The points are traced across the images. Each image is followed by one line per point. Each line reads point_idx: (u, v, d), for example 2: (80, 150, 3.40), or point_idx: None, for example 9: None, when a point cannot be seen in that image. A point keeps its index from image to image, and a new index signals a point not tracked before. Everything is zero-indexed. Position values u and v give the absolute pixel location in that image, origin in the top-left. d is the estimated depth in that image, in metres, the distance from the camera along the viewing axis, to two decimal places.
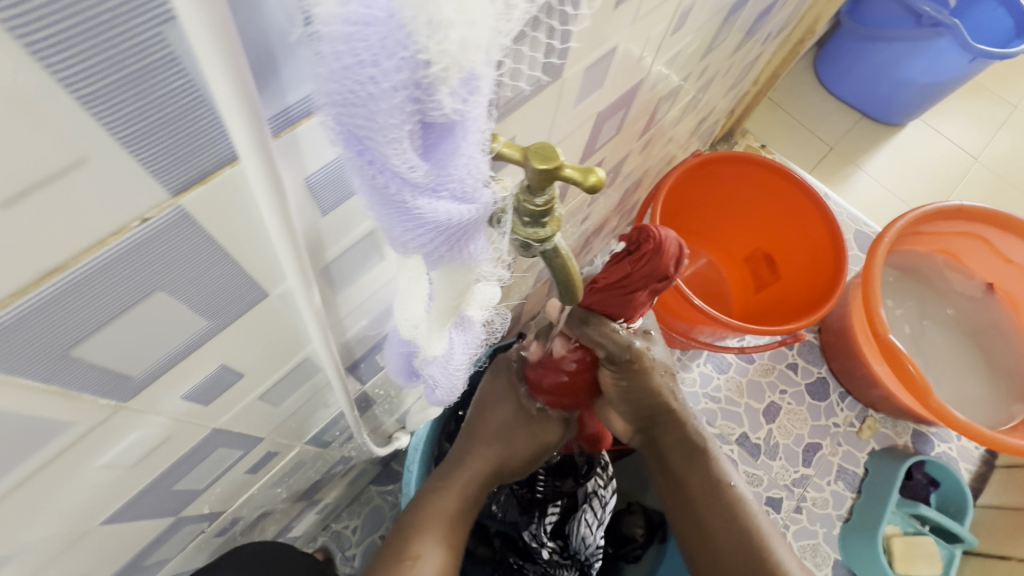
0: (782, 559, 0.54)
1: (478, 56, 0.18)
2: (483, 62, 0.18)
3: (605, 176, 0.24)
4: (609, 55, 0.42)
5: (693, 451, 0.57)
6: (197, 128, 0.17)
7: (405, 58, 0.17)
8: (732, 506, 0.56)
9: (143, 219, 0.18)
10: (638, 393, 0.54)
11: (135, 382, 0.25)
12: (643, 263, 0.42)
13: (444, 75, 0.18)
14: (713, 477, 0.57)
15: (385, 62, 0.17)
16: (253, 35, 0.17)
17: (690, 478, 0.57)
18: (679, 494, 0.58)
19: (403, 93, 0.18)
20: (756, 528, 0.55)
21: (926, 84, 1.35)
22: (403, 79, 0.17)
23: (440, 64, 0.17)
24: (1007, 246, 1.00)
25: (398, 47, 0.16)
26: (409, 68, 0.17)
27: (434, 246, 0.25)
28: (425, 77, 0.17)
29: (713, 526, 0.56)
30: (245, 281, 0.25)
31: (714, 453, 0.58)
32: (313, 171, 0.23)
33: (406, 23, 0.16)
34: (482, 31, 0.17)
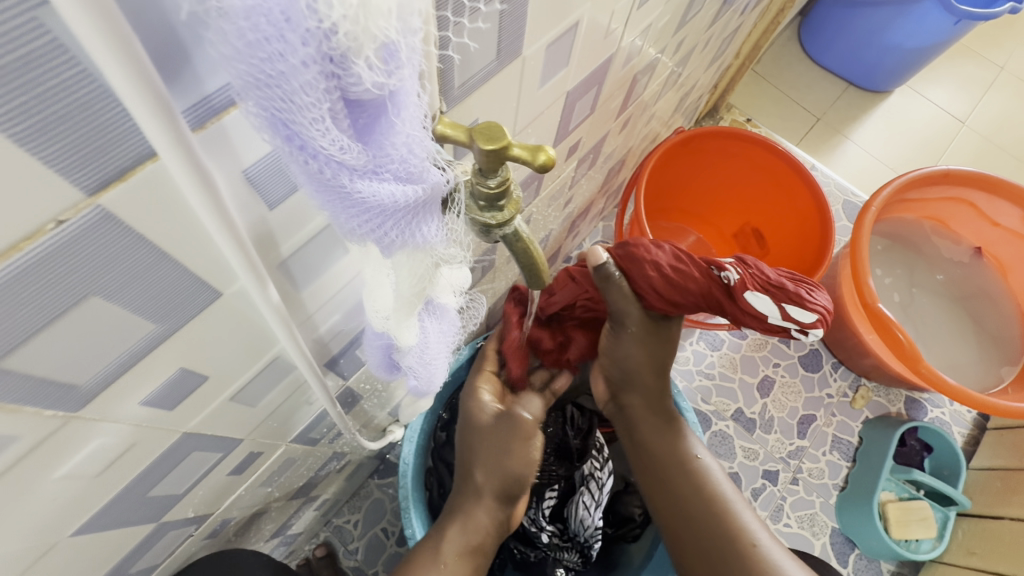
0: (745, 524, 0.53)
1: (390, 22, 0.17)
2: (400, 28, 0.17)
3: (555, 154, 0.23)
4: (572, 30, 0.40)
5: (654, 422, 0.59)
6: (105, 121, 0.16)
7: (310, 29, 0.16)
8: (699, 479, 0.56)
9: (59, 222, 0.17)
10: (620, 353, 0.56)
11: (82, 391, 0.24)
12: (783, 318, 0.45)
13: (356, 44, 0.17)
14: (679, 447, 0.58)
15: (290, 36, 0.16)
16: (147, 15, 0.15)
17: (655, 448, 0.59)
18: (652, 468, 0.59)
19: (315, 67, 0.17)
20: (720, 496, 0.55)
21: (912, 49, 1.33)
22: (311, 52, 0.16)
23: (346, 31, 0.16)
24: (993, 209, 1.00)
25: (302, 17, 0.15)
26: (316, 40, 0.16)
27: (386, 234, 0.24)
28: (335, 48, 0.16)
29: (683, 498, 0.56)
30: (191, 282, 0.24)
31: (678, 426, 0.59)
32: (251, 163, 0.22)
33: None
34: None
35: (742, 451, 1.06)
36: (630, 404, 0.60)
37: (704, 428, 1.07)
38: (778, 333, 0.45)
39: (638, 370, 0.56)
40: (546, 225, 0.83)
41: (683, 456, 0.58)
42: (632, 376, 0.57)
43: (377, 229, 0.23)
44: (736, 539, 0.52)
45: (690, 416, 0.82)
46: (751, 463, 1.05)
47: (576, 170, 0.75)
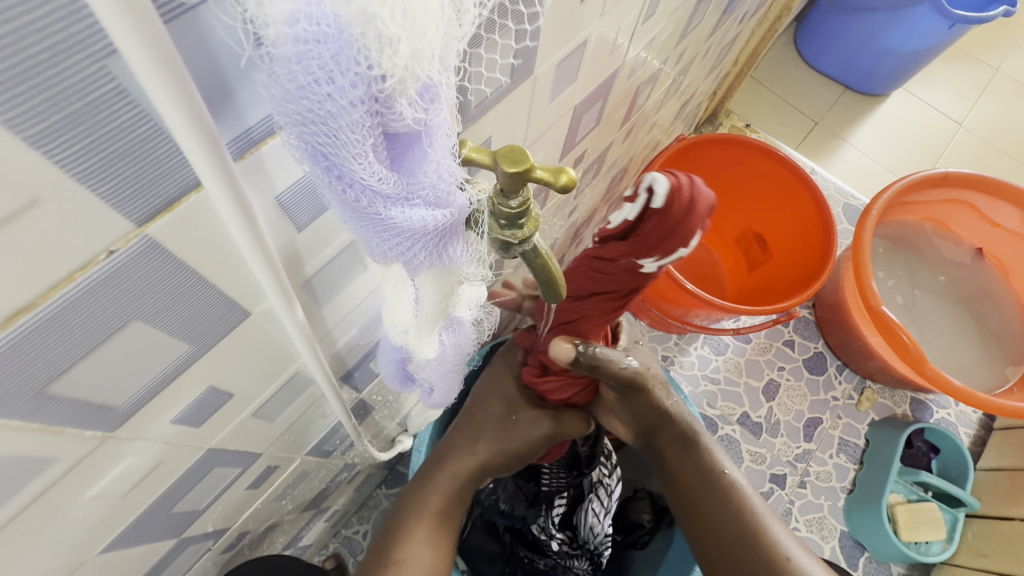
0: (770, 530, 0.54)
1: (433, 64, 0.17)
2: (438, 70, 0.18)
3: (576, 175, 0.24)
4: (581, 47, 0.41)
5: (712, 485, 0.57)
6: (156, 158, 0.17)
7: (359, 74, 0.16)
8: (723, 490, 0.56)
9: (109, 252, 0.18)
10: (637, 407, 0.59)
11: (119, 411, 0.25)
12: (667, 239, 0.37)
13: (401, 87, 0.17)
14: (705, 467, 0.58)
15: (340, 79, 0.16)
16: (199, 61, 0.16)
17: (709, 511, 0.56)
18: (703, 529, 0.56)
19: (362, 108, 0.17)
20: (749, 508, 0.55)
21: (908, 53, 1.34)
22: (360, 94, 0.17)
23: (395, 77, 0.17)
24: (993, 210, 1.01)
25: (352, 63, 0.16)
26: (365, 84, 0.17)
27: (414, 256, 0.25)
28: (383, 91, 0.17)
29: (706, 511, 0.56)
30: (223, 303, 0.25)
31: (739, 486, 0.57)
32: (283, 189, 0.23)
33: (357, 39, 0.16)
34: (434, 41, 0.17)
35: (749, 456, 1.06)
36: (680, 470, 0.59)
37: (710, 432, 1.07)
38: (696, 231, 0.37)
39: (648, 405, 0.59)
40: (551, 234, 0.83)
41: (741, 504, 0.56)
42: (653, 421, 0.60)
43: (405, 251, 0.24)
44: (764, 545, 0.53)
45: (698, 421, 0.82)
46: (758, 467, 1.05)
47: (580, 179, 0.76)
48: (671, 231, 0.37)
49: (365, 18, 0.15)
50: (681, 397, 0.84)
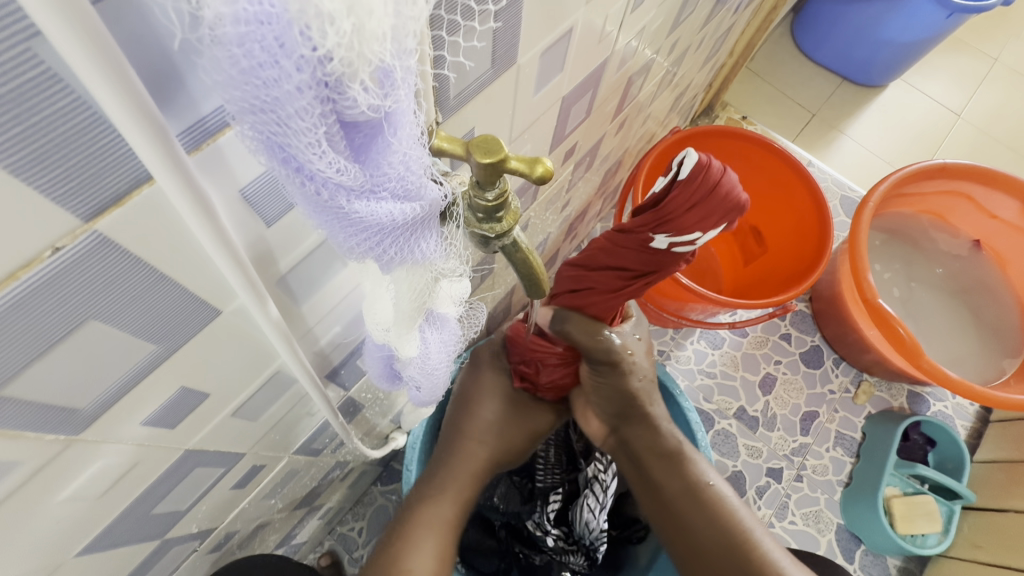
0: (761, 544, 0.55)
1: (384, 46, 0.16)
2: (394, 52, 0.17)
3: (552, 166, 0.23)
4: (567, 36, 0.40)
5: (701, 502, 0.57)
6: (99, 148, 0.16)
7: (303, 56, 0.15)
8: (710, 503, 0.57)
9: (55, 248, 0.17)
10: (610, 391, 0.59)
11: (83, 414, 0.24)
12: (689, 214, 0.38)
13: (351, 70, 0.16)
14: (689, 479, 0.58)
15: (284, 62, 0.15)
16: (137, 44, 0.15)
17: (698, 529, 0.57)
18: (693, 547, 0.57)
19: (310, 94, 0.16)
20: (738, 522, 0.56)
21: (905, 43, 1.33)
22: (306, 79, 0.16)
23: (341, 59, 0.16)
24: (990, 202, 1.00)
25: (295, 45, 0.15)
26: (310, 67, 0.16)
27: (385, 250, 0.24)
28: (330, 74, 0.16)
29: (696, 527, 0.57)
30: (189, 301, 0.24)
31: (728, 500, 0.58)
32: (247, 183, 0.22)
33: (296, 17, 0.15)
34: (383, 20, 0.16)
35: (746, 450, 1.06)
36: (669, 485, 0.59)
37: (706, 426, 1.07)
38: (719, 216, 0.37)
39: (634, 399, 0.59)
40: (544, 228, 0.82)
41: (730, 519, 0.56)
42: (631, 406, 0.60)
43: (375, 245, 0.23)
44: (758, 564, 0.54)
45: (693, 415, 0.82)
46: (755, 461, 1.05)
47: (573, 173, 0.75)
48: (690, 205, 0.38)
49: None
50: (676, 392, 0.84)
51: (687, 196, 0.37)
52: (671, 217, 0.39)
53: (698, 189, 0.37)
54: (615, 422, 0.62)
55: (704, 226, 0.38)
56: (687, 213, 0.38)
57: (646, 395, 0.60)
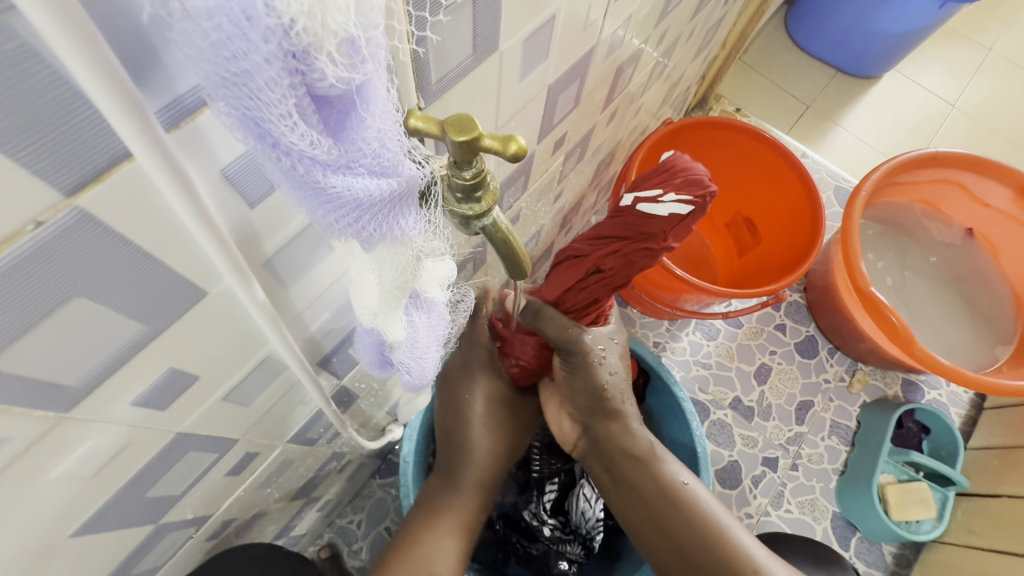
0: (737, 539, 0.57)
1: (348, 17, 0.17)
2: (360, 24, 0.18)
3: (526, 143, 0.24)
4: (550, 23, 0.41)
5: (674, 501, 0.59)
6: (78, 123, 0.17)
7: (270, 27, 0.16)
8: (683, 504, 0.59)
9: (38, 222, 0.18)
10: (581, 381, 0.59)
11: (73, 391, 0.25)
12: (664, 175, 0.44)
13: (317, 41, 0.17)
14: (661, 479, 0.60)
15: (252, 35, 0.16)
16: (111, 18, 0.16)
17: (673, 531, 0.59)
18: (670, 548, 0.59)
19: (278, 65, 0.17)
20: (712, 521, 0.58)
21: (898, 33, 1.33)
22: (273, 50, 0.17)
23: (306, 29, 0.16)
24: (983, 190, 1.01)
25: (261, 16, 0.16)
26: (277, 38, 0.16)
27: (365, 227, 0.24)
28: (297, 45, 0.17)
29: (671, 529, 0.59)
30: (175, 281, 0.25)
31: (700, 496, 0.59)
32: (228, 163, 0.23)
33: None
34: None
35: (741, 439, 1.07)
36: (641, 487, 0.61)
37: (702, 417, 1.08)
38: (679, 180, 0.42)
39: (604, 392, 0.59)
40: (537, 220, 0.83)
41: (704, 520, 0.58)
42: (602, 401, 0.60)
43: (354, 222, 0.24)
44: (733, 562, 0.56)
45: (688, 405, 0.83)
46: (750, 450, 1.06)
47: (564, 164, 0.76)
48: (663, 173, 0.45)
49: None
50: (670, 381, 0.85)
51: (666, 160, 0.45)
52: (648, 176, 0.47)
53: (672, 157, 0.44)
54: (589, 421, 0.63)
55: (667, 187, 0.43)
56: (659, 178, 0.45)
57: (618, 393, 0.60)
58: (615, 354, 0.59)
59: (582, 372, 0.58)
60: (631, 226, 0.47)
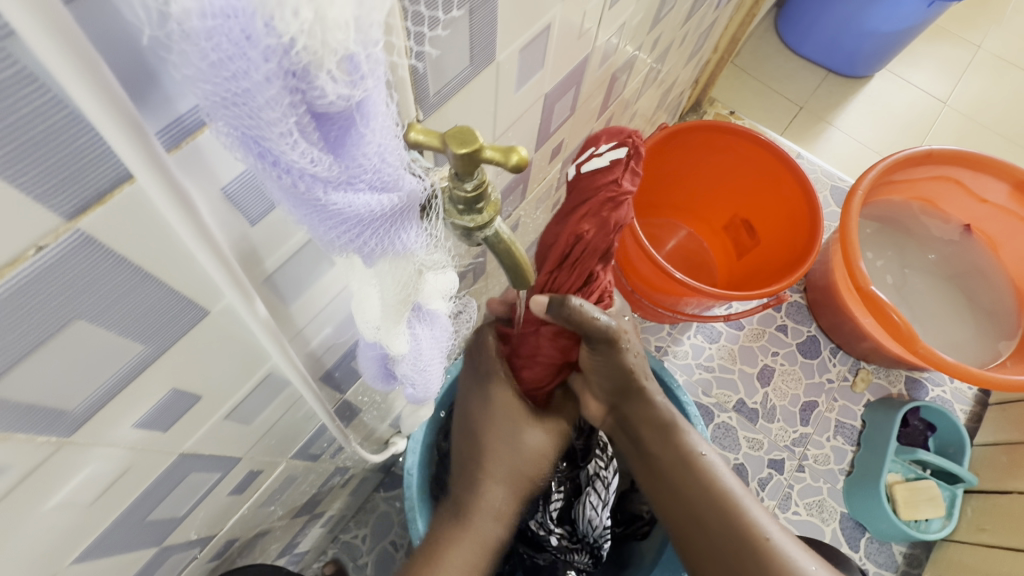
0: (752, 513, 0.57)
1: (349, 35, 0.17)
2: (359, 38, 0.18)
3: (527, 154, 0.24)
4: (545, 32, 0.41)
5: (691, 472, 0.60)
6: (78, 146, 0.17)
7: (269, 46, 0.16)
8: (701, 472, 0.59)
9: (39, 247, 0.18)
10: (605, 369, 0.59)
11: (74, 415, 0.24)
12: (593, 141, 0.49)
13: (317, 59, 0.17)
14: (682, 449, 0.61)
15: (252, 54, 0.16)
16: (112, 40, 0.16)
17: (690, 497, 0.59)
18: (686, 514, 0.59)
19: (278, 85, 0.17)
20: (729, 492, 0.58)
21: (888, 33, 1.34)
22: (274, 70, 0.16)
23: (306, 47, 0.16)
24: (979, 185, 1.01)
25: (261, 36, 0.16)
26: (277, 56, 0.16)
27: (366, 242, 0.24)
28: (297, 63, 0.17)
29: (688, 495, 0.59)
30: (176, 300, 0.25)
31: (716, 469, 0.60)
32: (227, 181, 0.23)
33: (260, 8, 0.15)
34: (345, 9, 0.16)
35: (746, 442, 1.06)
36: (661, 457, 0.62)
37: (707, 420, 1.07)
38: (606, 134, 0.48)
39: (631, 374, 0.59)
40: (536, 228, 0.83)
41: (721, 490, 0.58)
42: (629, 383, 0.60)
43: (355, 238, 0.24)
44: (747, 532, 0.55)
45: (692, 408, 0.83)
46: (756, 453, 1.05)
47: (562, 171, 0.76)
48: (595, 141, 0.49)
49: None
50: (674, 385, 0.85)
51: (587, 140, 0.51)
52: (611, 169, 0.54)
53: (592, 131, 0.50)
54: (615, 400, 0.62)
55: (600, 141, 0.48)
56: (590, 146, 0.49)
57: (641, 370, 0.61)
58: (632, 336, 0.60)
59: (605, 358, 0.57)
60: (585, 188, 0.48)
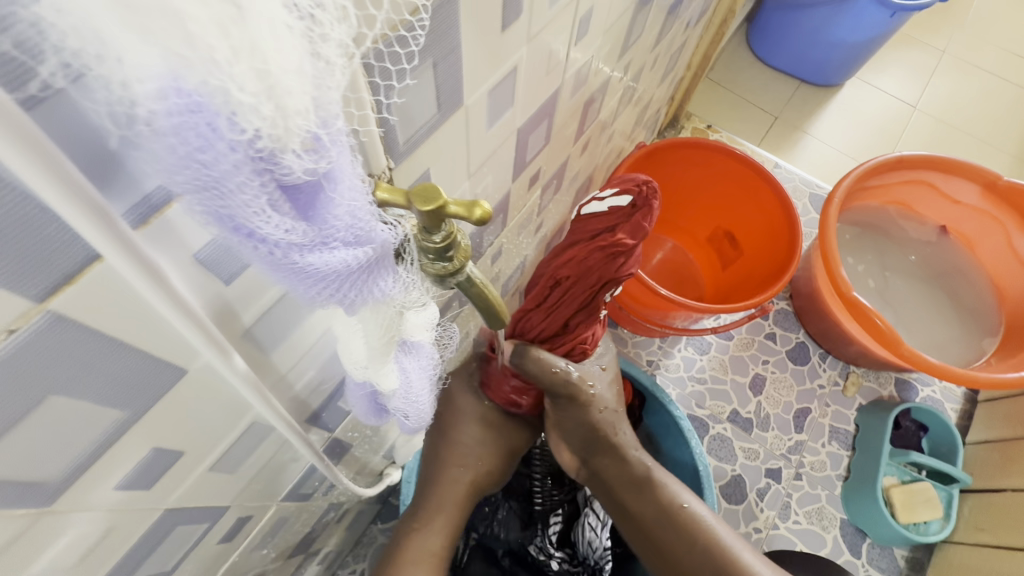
0: (742, 557, 0.60)
1: (309, 119, 0.18)
2: (321, 121, 0.19)
3: (490, 207, 0.25)
4: (512, 73, 0.42)
5: (679, 528, 0.61)
6: (46, 235, 0.17)
7: (235, 139, 0.17)
8: (687, 526, 0.61)
9: (10, 331, 0.18)
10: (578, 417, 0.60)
11: (53, 484, 0.24)
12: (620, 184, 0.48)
13: (281, 143, 0.18)
14: (663, 502, 0.62)
15: (218, 145, 0.17)
16: (75, 133, 0.16)
17: (683, 556, 0.61)
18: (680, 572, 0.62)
19: (247, 169, 0.18)
20: (717, 541, 0.61)
21: (855, 43, 1.39)
22: (241, 157, 0.17)
23: (270, 135, 0.17)
24: (952, 188, 1.04)
25: (226, 130, 0.16)
26: (243, 146, 0.17)
27: (344, 294, 0.25)
28: (263, 150, 0.18)
29: (679, 554, 0.61)
30: (153, 364, 0.25)
31: (703, 520, 0.62)
32: (199, 249, 0.23)
33: (223, 107, 0.16)
34: (303, 96, 0.17)
35: (743, 452, 1.06)
36: (644, 516, 0.63)
37: (702, 433, 1.07)
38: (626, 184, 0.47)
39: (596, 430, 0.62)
40: (520, 251, 0.84)
41: (709, 540, 0.61)
42: (596, 439, 0.63)
43: (334, 290, 0.25)
44: None
45: (686, 423, 0.83)
46: (753, 463, 1.05)
47: (542, 196, 0.77)
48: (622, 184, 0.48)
49: (223, 89, 0.15)
50: (666, 400, 0.85)
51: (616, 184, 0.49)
52: (628, 225, 0.46)
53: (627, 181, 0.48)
54: (585, 456, 0.65)
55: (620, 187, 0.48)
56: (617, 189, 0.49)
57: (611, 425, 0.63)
58: (603, 384, 0.61)
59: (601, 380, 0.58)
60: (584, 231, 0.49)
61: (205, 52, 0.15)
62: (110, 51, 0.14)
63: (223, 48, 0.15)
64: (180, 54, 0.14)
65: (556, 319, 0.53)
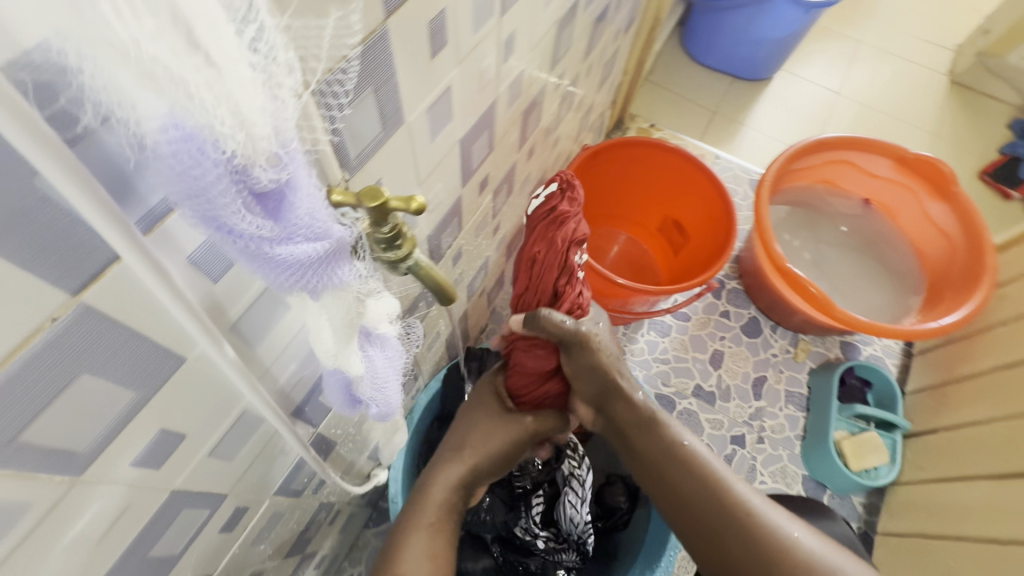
0: (734, 489, 0.65)
1: (271, 141, 0.24)
2: (280, 140, 0.25)
3: (424, 200, 0.31)
4: (446, 93, 0.49)
5: (677, 461, 0.68)
6: (80, 242, 0.23)
7: (217, 158, 0.22)
8: (686, 459, 0.67)
9: (53, 318, 0.24)
10: (584, 366, 0.67)
11: (81, 457, 0.30)
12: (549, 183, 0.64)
13: (252, 158, 0.24)
14: (665, 439, 0.69)
15: (206, 164, 0.22)
16: (101, 163, 0.22)
17: (679, 484, 0.67)
18: (676, 501, 0.68)
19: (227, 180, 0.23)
20: (712, 473, 0.66)
21: (775, 40, 1.52)
22: (223, 172, 0.23)
23: (243, 154, 0.23)
24: (868, 163, 1.16)
25: (212, 152, 0.22)
26: (224, 163, 0.23)
27: (309, 282, 0.31)
28: (238, 163, 0.24)
29: (676, 483, 0.67)
30: (159, 352, 0.30)
31: (700, 454, 0.68)
32: (192, 251, 0.29)
33: (210, 135, 0.22)
34: (265, 125, 0.23)
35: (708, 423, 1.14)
36: (647, 450, 0.70)
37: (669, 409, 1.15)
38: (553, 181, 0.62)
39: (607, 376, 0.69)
40: (481, 253, 0.91)
41: (705, 472, 0.66)
42: (609, 386, 0.70)
43: (300, 280, 0.30)
44: (730, 505, 0.64)
45: None
46: (718, 432, 1.13)
47: (495, 200, 0.84)
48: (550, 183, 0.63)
49: (209, 125, 0.21)
50: None
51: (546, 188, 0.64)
52: (564, 198, 0.59)
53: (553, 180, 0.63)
54: (598, 403, 0.72)
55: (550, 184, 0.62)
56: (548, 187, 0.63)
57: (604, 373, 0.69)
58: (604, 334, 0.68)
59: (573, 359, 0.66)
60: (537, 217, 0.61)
61: (197, 101, 0.21)
62: (127, 101, 0.20)
63: (208, 97, 0.21)
64: (180, 103, 0.21)
65: (546, 288, 0.60)
